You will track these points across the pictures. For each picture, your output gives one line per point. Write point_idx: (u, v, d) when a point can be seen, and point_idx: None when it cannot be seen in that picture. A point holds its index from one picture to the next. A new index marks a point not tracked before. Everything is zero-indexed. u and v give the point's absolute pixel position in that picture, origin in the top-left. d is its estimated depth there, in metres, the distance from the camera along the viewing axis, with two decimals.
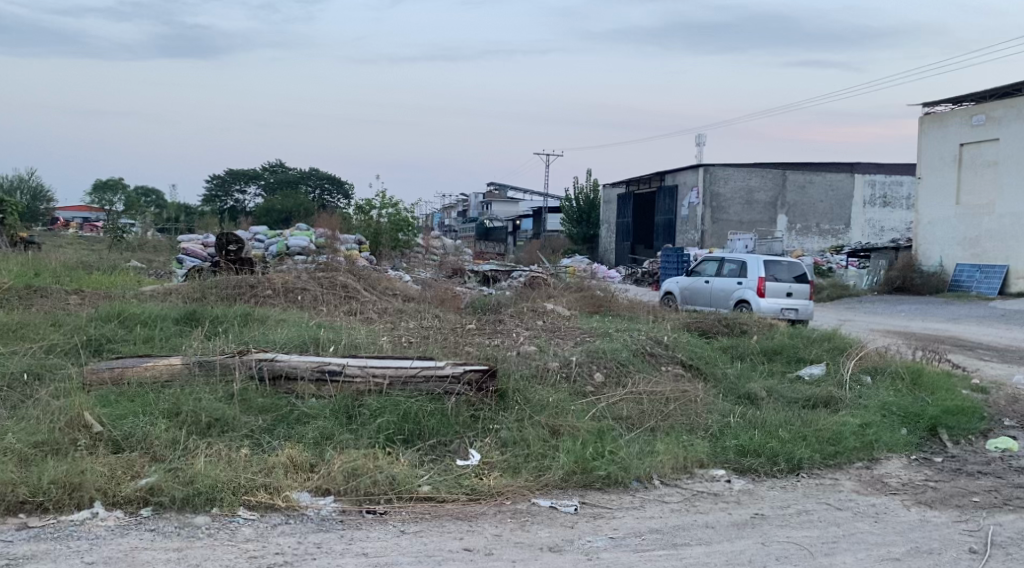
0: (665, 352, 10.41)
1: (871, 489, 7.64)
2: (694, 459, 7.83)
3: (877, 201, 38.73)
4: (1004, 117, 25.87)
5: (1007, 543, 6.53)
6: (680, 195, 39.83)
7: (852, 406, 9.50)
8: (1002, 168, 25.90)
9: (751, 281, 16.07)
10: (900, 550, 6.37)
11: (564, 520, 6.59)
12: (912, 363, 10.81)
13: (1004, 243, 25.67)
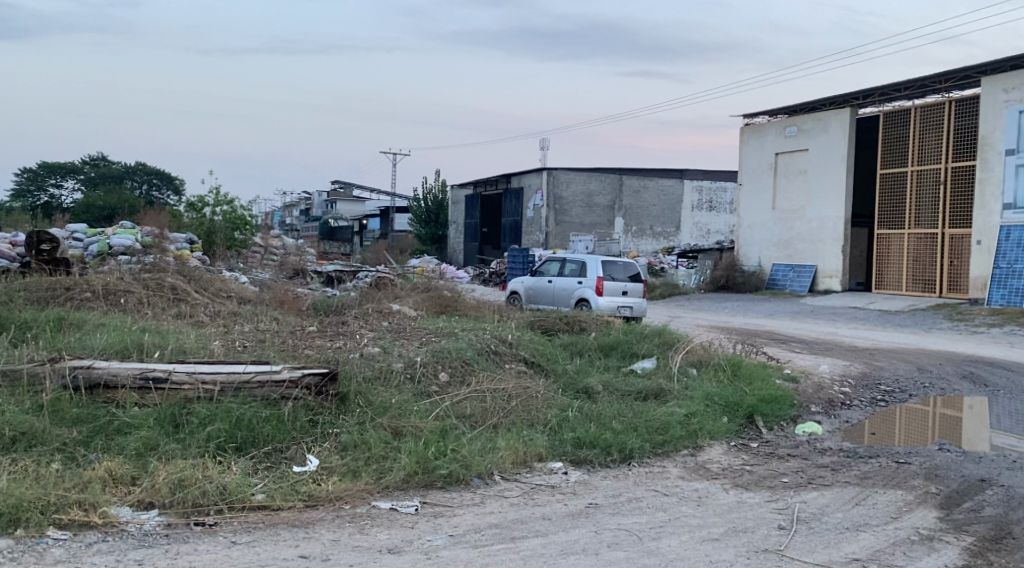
0: (509, 350, 10.59)
1: (696, 474, 8.08)
2: (533, 454, 8.05)
3: (704, 205, 40.79)
4: (812, 129, 27.76)
5: (810, 518, 7.11)
6: (526, 197, 40.48)
7: (679, 396, 9.99)
8: (812, 176, 27.74)
9: (590, 281, 16.56)
10: (719, 530, 6.80)
11: (404, 521, 6.64)
12: (733, 355, 11.47)
13: (814, 244, 27.52)
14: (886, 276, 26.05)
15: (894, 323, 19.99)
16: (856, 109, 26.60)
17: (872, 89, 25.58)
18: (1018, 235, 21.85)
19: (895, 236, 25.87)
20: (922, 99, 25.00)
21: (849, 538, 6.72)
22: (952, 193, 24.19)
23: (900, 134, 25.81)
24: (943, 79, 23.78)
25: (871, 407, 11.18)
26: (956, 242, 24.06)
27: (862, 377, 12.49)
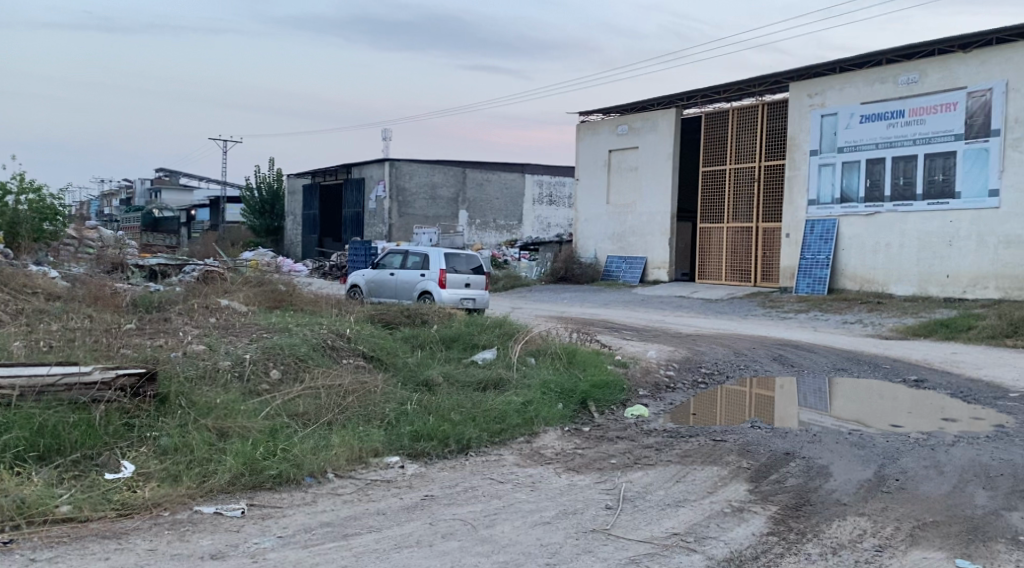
0: (347, 345, 10.36)
1: (531, 460, 8.18)
2: (369, 449, 7.90)
3: (544, 200, 41.80)
4: (642, 127, 28.72)
5: (634, 498, 7.40)
6: (367, 188, 39.86)
7: (517, 385, 10.07)
8: (643, 173, 28.70)
9: (433, 273, 16.47)
10: (550, 514, 6.92)
11: (230, 525, 6.37)
12: (568, 344, 11.68)
13: (645, 238, 28.49)
14: (708, 266, 27.31)
15: (715, 311, 20.98)
16: (681, 109, 27.71)
17: (694, 92, 26.69)
18: (821, 229, 23.39)
19: (716, 229, 27.14)
20: (738, 102, 26.31)
21: (669, 514, 7.12)
22: (765, 189, 25.58)
23: (720, 133, 27.07)
24: (756, 84, 25.08)
25: (694, 389, 11.71)
26: (770, 235, 25.48)
27: (686, 361, 13.03)
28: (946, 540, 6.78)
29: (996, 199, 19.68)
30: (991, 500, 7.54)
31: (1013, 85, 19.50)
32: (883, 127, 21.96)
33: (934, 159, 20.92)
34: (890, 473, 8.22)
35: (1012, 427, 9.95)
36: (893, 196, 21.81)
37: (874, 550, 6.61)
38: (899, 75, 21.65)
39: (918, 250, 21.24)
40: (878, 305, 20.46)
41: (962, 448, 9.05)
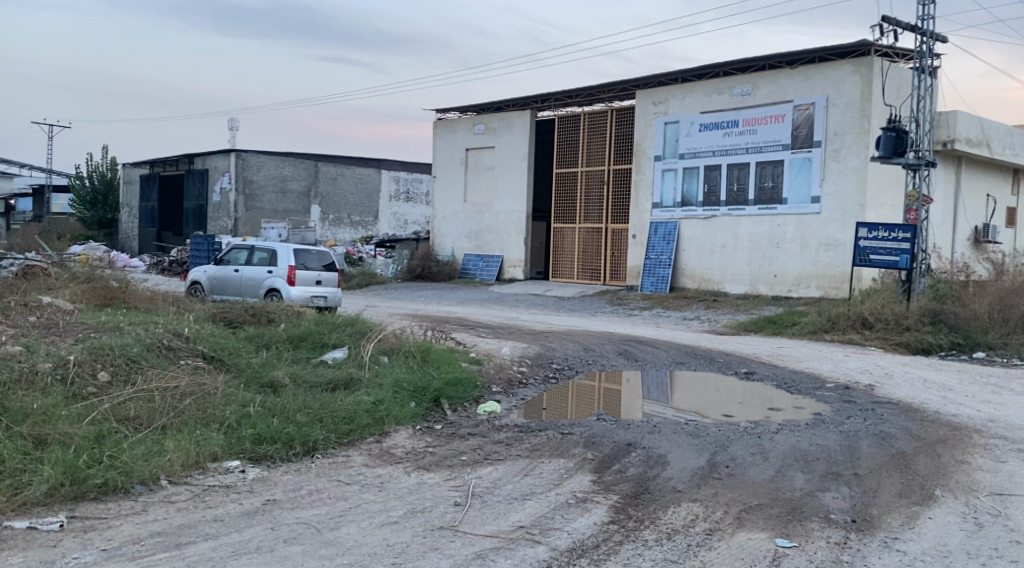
0: (185, 345, 9.89)
1: (379, 460, 8.05)
2: (206, 454, 7.58)
3: (401, 196, 41.91)
4: (498, 128, 28.96)
5: (482, 493, 7.40)
6: (211, 180, 38.29)
7: (368, 384, 9.89)
8: (499, 172, 28.94)
9: (281, 270, 16.01)
10: (398, 514, 6.83)
11: (46, 540, 5.97)
12: (421, 342, 11.58)
13: (501, 236, 28.73)
14: (560, 265, 27.78)
15: (566, 309, 21.34)
16: (535, 111, 28.08)
17: (546, 96, 27.12)
18: (664, 231, 24.17)
19: (568, 229, 27.63)
20: (588, 106, 26.93)
21: (516, 508, 7.18)
22: (613, 191, 26.25)
23: (571, 137, 27.60)
24: (606, 90, 25.67)
25: (545, 384, 11.86)
26: (617, 235, 26.17)
27: (538, 357, 13.18)
28: (769, 521, 7.11)
29: (818, 205, 20.95)
30: (810, 482, 7.97)
31: (832, 100, 20.74)
32: (719, 136, 22.92)
33: (765, 166, 22.03)
34: (722, 460, 8.58)
35: (831, 415, 10.58)
36: (729, 201, 22.81)
37: (705, 534, 6.88)
38: (733, 87, 22.63)
39: (751, 251, 22.29)
40: (715, 302, 21.36)
41: (786, 435, 9.54)
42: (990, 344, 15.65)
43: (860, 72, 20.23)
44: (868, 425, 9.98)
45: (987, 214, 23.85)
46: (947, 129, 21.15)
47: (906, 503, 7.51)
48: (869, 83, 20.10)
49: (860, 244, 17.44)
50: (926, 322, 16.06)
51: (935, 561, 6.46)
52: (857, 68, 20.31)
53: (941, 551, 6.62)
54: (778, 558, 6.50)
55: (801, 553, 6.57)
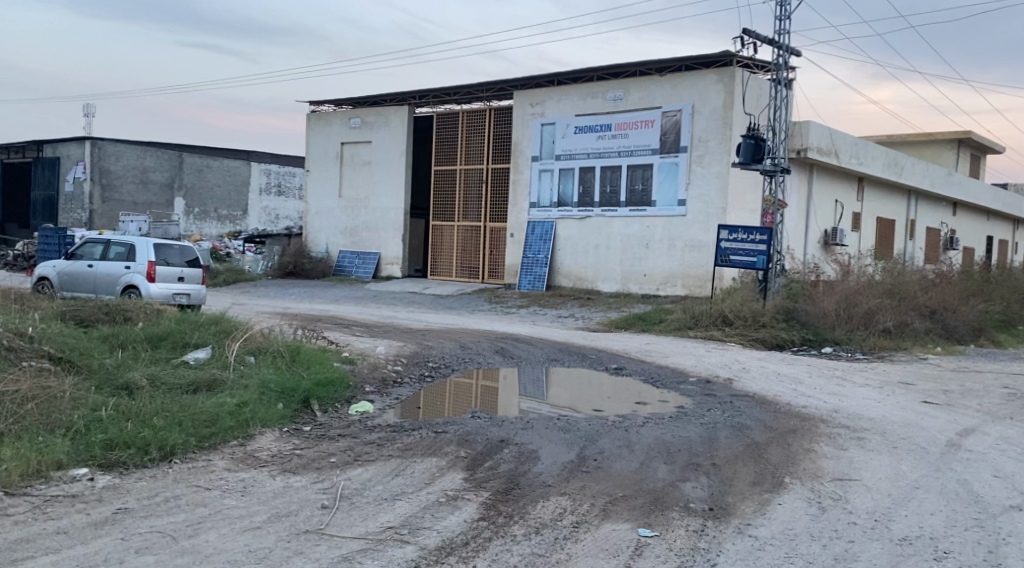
0: (29, 346, 9.40)
1: (243, 464, 7.87)
2: (50, 462, 7.24)
3: (272, 190, 41.04)
4: (375, 123, 28.70)
5: (351, 495, 7.35)
6: (64, 169, 36.45)
7: (233, 386, 9.64)
8: (375, 168, 28.68)
9: (140, 266, 15.40)
10: (262, 518, 6.70)
11: None
12: (291, 341, 11.34)
13: (376, 233, 28.50)
14: (438, 263, 27.74)
15: (440, 307, 21.37)
16: (413, 108, 27.98)
17: (424, 93, 27.06)
18: (541, 230, 24.42)
19: (445, 227, 27.60)
20: (467, 105, 27.01)
21: (385, 508, 7.14)
22: (489, 191, 26.44)
23: (449, 135, 27.61)
24: (483, 89, 25.80)
25: (420, 383, 11.84)
26: (494, 235, 26.35)
27: (413, 355, 13.13)
28: (633, 512, 7.32)
29: (683, 207, 21.75)
30: (672, 473, 8.25)
31: (697, 107, 21.52)
32: (593, 139, 23.37)
33: (635, 170, 22.62)
34: (590, 454, 8.77)
35: (693, 408, 10.97)
36: (602, 202, 23.30)
37: (572, 526, 7.03)
38: (606, 92, 23.10)
39: (622, 250, 22.83)
40: (587, 301, 21.78)
41: (650, 428, 9.83)
42: (837, 340, 16.53)
43: (723, 81, 21.07)
44: (727, 417, 10.40)
45: (836, 218, 25.21)
46: (800, 138, 22.28)
47: (759, 491, 7.87)
48: (731, 92, 20.97)
49: (722, 245, 18.18)
50: (779, 319, 16.86)
51: (783, 544, 6.79)
52: (720, 78, 21.16)
53: (787, 535, 6.97)
54: (640, 548, 6.70)
55: (661, 543, 6.79)
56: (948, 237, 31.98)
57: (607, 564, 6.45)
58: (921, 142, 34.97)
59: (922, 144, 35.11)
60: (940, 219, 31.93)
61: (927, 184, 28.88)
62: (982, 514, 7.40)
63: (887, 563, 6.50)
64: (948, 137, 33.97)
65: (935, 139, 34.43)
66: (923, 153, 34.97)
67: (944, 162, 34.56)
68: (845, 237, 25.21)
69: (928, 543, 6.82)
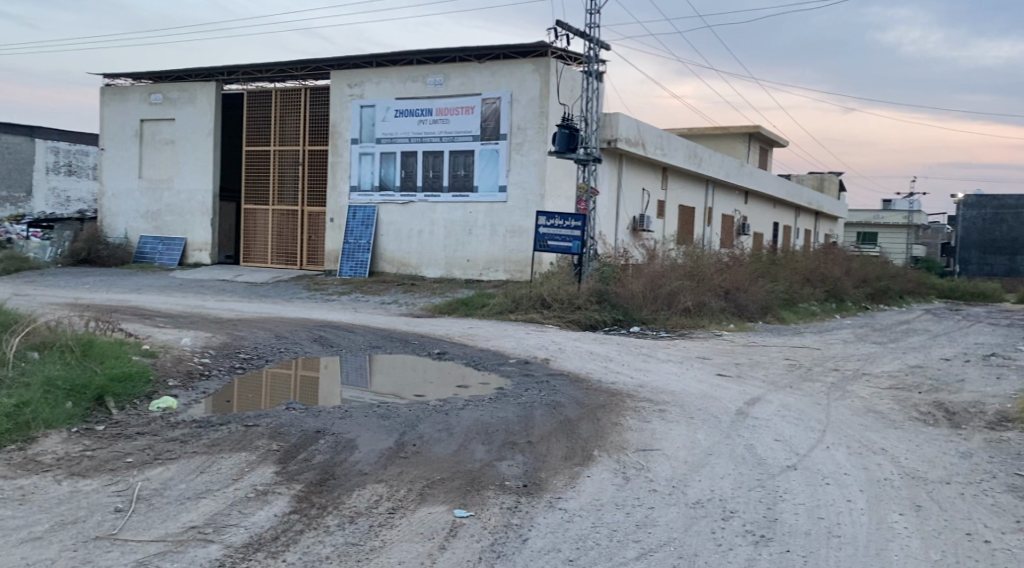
0: None
1: (21, 470, 7.25)
2: None
3: (61, 169, 38.39)
4: (179, 99, 27.28)
5: (149, 495, 6.92)
6: None
7: (11, 385, 8.85)
8: (180, 148, 27.31)
9: None
10: (43, 528, 6.21)
11: None
12: (82, 334, 10.54)
13: (182, 217, 27.22)
14: (252, 248, 26.72)
15: (256, 295, 20.60)
16: (221, 84, 26.88)
17: (234, 68, 25.98)
18: (363, 215, 23.81)
19: (259, 211, 26.61)
20: (280, 83, 26.15)
21: (187, 508, 6.77)
22: (307, 174, 25.75)
23: (260, 115, 26.61)
24: (298, 68, 25.04)
25: (230, 375, 11.34)
26: (312, 219, 25.74)
27: (223, 347, 12.55)
28: (449, 494, 7.28)
29: (504, 194, 22.04)
30: (488, 453, 8.28)
31: (515, 95, 21.85)
32: (414, 123, 23.08)
33: (456, 155, 22.61)
34: (409, 440, 8.67)
35: (511, 389, 11.07)
36: (424, 186, 23.08)
37: (387, 512, 6.91)
38: (426, 76, 22.95)
39: (445, 236, 22.80)
40: (410, 287, 21.59)
41: (470, 411, 9.83)
42: (643, 319, 17.36)
43: (539, 70, 21.54)
44: (542, 396, 10.57)
45: (643, 206, 26.24)
46: (610, 129, 23.00)
47: (569, 464, 8.04)
48: (546, 82, 21.49)
49: (540, 231, 18.37)
50: (593, 301, 17.36)
51: (590, 515, 6.95)
52: (536, 68, 21.59)
53: (595, 505, 7.14)
54: (454, 529, 6.66)
55: (476, 522, 6.78)
56: (740, 223, 33.98)
57: (420, 547, 6.38)
58: (716, 135, 36.92)
59: (718, 137, 37.08)
60: (734, 207, 33.82)
61: (722, 174, 30.54)
62: (765, 475, 7.85)
63: (683, 525, 6.78)
64: (741, 131, 36.08)
65: (729, 133, 36.47)
66: (719, 145, 36.93)
67: (737, 154, 36.71)
68: (650, 223, 26.31)
69: (718, 504, 7.16)
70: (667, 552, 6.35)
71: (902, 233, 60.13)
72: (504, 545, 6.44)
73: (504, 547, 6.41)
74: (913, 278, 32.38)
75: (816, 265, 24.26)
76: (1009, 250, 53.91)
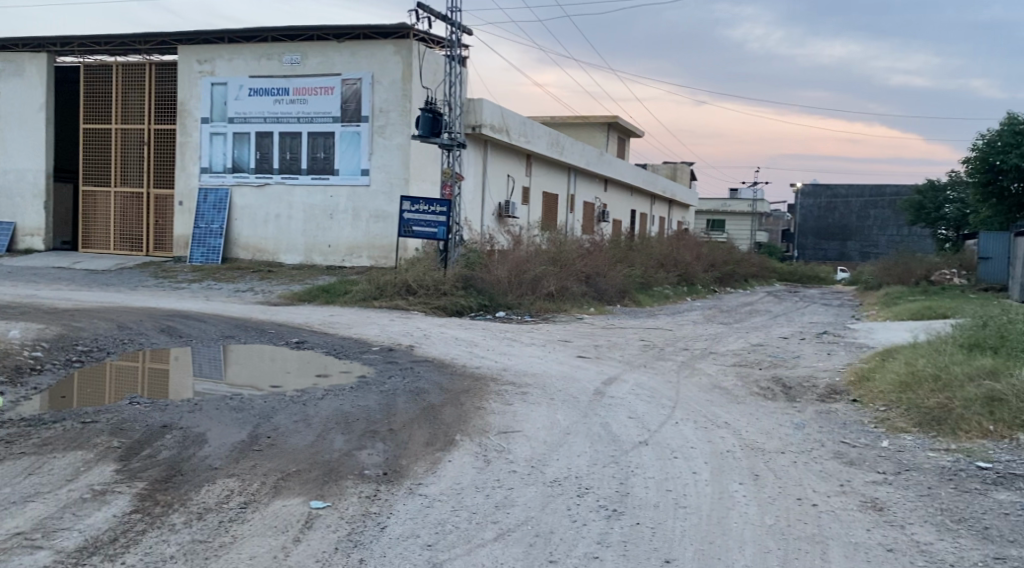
0: None
1: None
2: None
3: None
4: (5, 71, 25.54)
5: None
6: None
7: None
8: (6, 124, 25.57)
9: None
10: None
11: None
12: None
13: (10, 199, 25.58)
14: (92, 233, 25.35)
15: (97, 284, 19.52)
16: (54, 56, 25.31)
17: (69, 40, 24.49)
18: (214, 198, 22.82)
19: (99, 194, 25.25)
20: (121, 56, 24.82)
21: (15, 513, 6.38)
22: (155, 155, 24.68)
23: (99, 92, 25.19)
24: (142, 42, 23.84)
25: (66, 369, 10.73)
26: (159, 202, 24.74)
27: (57, 339, 11.85)
28: (304, 485, 7.10)
29: (367, 177, 21.76)
30: (348, 442, 8.12)
31: (376, 77, 21.59)
32: (269, 102, 22.29)
33: (315, 138, 22.07)
34: (264, 432, 8.41)
35: (373, 377, 10.93)
36: (281, 169, 22.40)
37: (238, 507, 6.68)
38: (282, 55, 22.25)
39: (304, 221, 22.28)
40: (268, 273, 20.99)
41: (329, 400, 9.63)
42: (509, 305, 17.47)
43: (401, 53, 21.37)
44: (405, 383, 10.48)
45: (507, 192, 26.39)
46: (474, 115, 22.98)
47: (431, 450, 7.97)
48: (409, 65, 21.35)
49: (405, 217, 18.18)
50: (459, 287, 17.32)
51: (450, 499, 6.91)
52: (398, 50, 21.46)
53: (455, 489, 7.11)
54: (310, 521, 6.50)
55: (333, 512, 6.64)
56: (600, 210, 34.65)
57: (273, 541, 6.19)
58: (576, 124, 37.48)
59: (578, 125, 37.63)
60: (595, 194, 34.42)
61: (584, 162, 31.06)
62: (618, 451, 8.01)
63: (540, 504, 6.83)
64: (601, 121, 36.76)
65: (589, 122, 37.06)
66: (579, 134, 37.51)
67: (596, 143, 37.40)
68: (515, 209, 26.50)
69: (574, 482, 7.25)
70: (524, 531, 6.38)
71: (746, 220, 62.82)
72: (362, 534, 6.33)
73: (362, 536, 6.30)
74: (757, 262, 33.90)
75: (670, 250, 25.04)
76: (841, 236, 57.17)
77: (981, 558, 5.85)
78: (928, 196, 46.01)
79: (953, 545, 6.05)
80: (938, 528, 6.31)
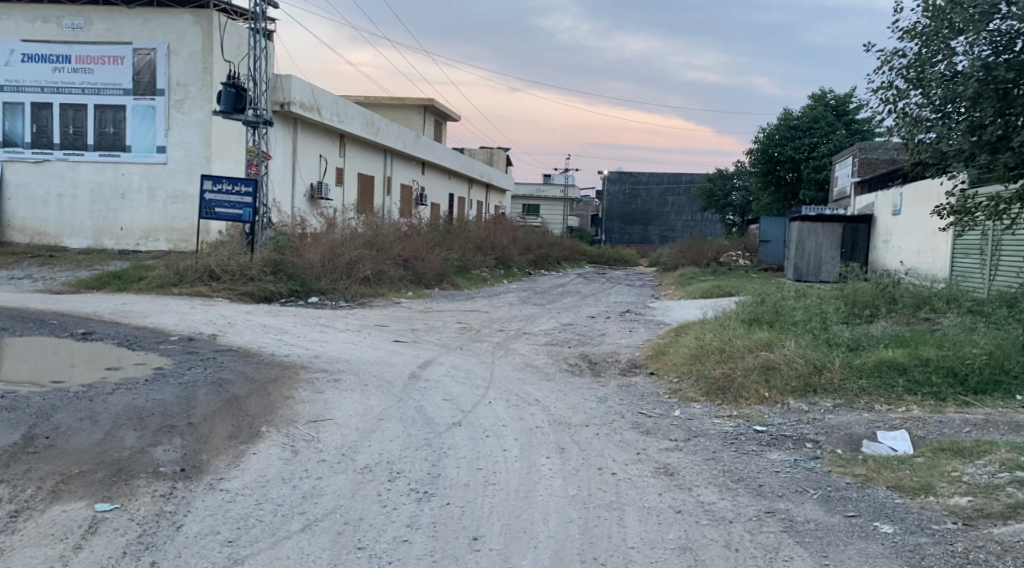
0: None
1: None
2: None
3: None
4: None
5: None
6: None
7: None
8: None
9: None
10: None
11: None
12: None
13: None
14: None
15: None
16: None
17: None
18: None
19: None
20: None
21: None
22: None
23: None
24: None
25: None
26: None
27: None
28: (89, 487, 6.40)
29: (163, 154, 20.56)
30: (141, 439, 7.43)
31: (173, 48, 20.34)
32: (47, 70, 20.39)
33: (103, 111, 20.50)
34: (41, 432, 7.57)
35: (170, 368, 10.16)
36: (63, 144, 20.63)
37: (8, 517, 5.94)
38: (61, 18, 20.39)
39: (92, 201, 20.71)
40: (49, 259, 19.32)
41: (120, 395, 8.84)
42: (322, 289, 16.84)
43: (201, 23, 20.27)
44: (208, 374, 9.81)
45: (320, 173, 25.53)
46: (283, 91, 22.07)
47: (233, 443, 7.42)
48: (208, 36, 20.31)
49: (205, 198, 17.18)
50: (267, 272, 16.53)
51: (254, 492, 6.42)
52: (197, 19, 20.32)
53: (259, 483, 6.61)
54: (94, 524, 5.85)
55: (121, 514, 6.01)
56: (418, 193, 34.27)
57: (48, 551, 5.54)
58: (390, 105, 36.84)
59: (393, 107, 36.95)
60: (412, 176, 33.95)
61: (400, 145, 30.58)
62: (431, 434, 7.74)
63: (350, 491, 6.46)
64: (416, 104, 36.35)
65: (405, 104, 36.53)
66: (394, 116, 36.88)
67: (412, 126, 36.96)
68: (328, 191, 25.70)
69: (385, 467, 6.93)
70: (332, 520, 6.00)
71: (559, 205, 64.25)
72: (154, 535, 5.75)
73: (154, 537, 5.73)
74: (568, 246, 34.57)
75: (487, 234, 25.00)
76: (643, 220, 59.44)
77: (756, 513, 5.99)
78: (718, 183, 48.28)
79: (732, 503, 6.17)
80: (719, 488, 6.43)
